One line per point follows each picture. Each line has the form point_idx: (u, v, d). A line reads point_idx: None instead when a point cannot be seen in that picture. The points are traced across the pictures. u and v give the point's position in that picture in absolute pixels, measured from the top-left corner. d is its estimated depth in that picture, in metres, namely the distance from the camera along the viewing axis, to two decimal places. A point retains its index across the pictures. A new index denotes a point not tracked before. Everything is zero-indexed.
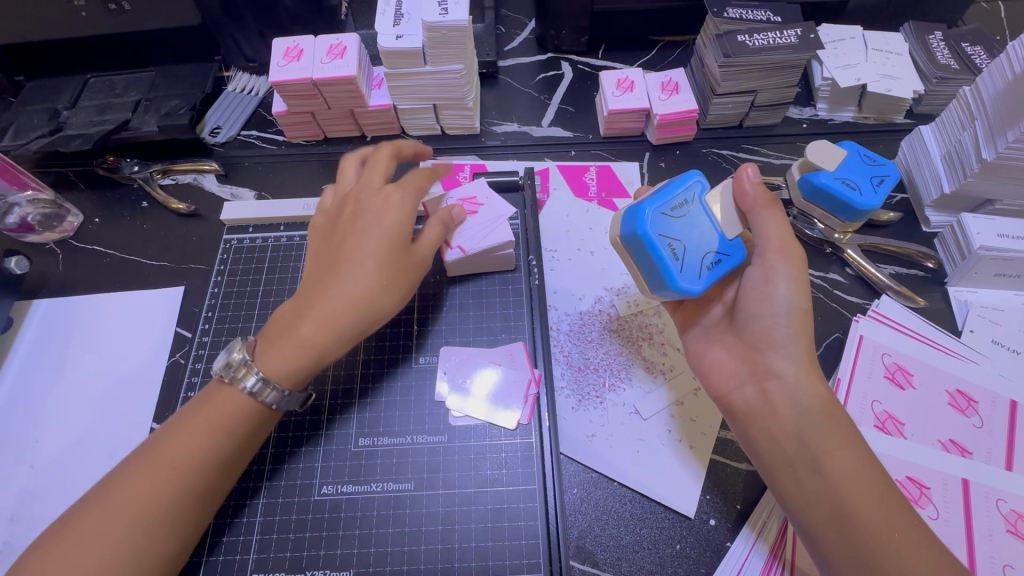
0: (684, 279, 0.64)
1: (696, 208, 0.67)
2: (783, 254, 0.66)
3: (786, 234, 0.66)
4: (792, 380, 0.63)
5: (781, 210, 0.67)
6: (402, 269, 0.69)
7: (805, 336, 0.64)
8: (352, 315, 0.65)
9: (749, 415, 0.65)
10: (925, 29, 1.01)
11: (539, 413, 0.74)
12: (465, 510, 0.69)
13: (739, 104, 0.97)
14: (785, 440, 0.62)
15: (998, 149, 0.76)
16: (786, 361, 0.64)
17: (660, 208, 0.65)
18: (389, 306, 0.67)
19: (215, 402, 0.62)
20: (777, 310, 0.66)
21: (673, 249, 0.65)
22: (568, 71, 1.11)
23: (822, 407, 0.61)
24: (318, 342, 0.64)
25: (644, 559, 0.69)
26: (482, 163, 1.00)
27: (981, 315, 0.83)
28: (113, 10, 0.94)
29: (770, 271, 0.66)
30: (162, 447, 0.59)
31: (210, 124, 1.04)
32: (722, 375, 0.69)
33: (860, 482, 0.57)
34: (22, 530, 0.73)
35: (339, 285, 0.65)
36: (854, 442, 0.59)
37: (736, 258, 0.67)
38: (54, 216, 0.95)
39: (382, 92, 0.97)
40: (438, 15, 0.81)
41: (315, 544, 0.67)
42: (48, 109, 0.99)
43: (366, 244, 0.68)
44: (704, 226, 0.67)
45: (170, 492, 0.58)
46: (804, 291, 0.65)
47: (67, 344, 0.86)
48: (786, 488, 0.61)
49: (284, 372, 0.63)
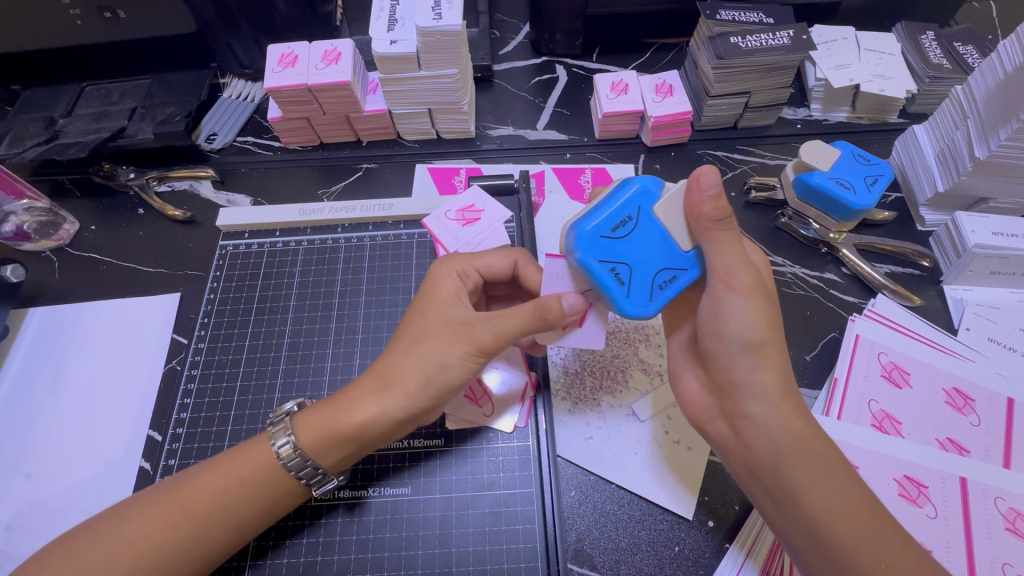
0: (633, 304, 0.59)
1: (642, 220, 0.59)
2: (728, 283, 0.57)
3: (736, 260, 0.57)
4: (763, 421, 0.58)
5: (731, 230, 0.57)
6: (444, 340, 0.62)
7: (769, 368, 0.58)
8: (384, 389, 0.61)
9: (725, 449, 0.63)
10: (916, 29, 1.02)
11: (536, 416, 0.75)
12: (463, 514, 0.69)
13: (733, 104, 0.97)
14: (764, 478, 0.59)
15: (992, 148, 0.76)
16: (752, 400, 0.59)
17: (599, 231, 0.58)
18: (418, 378, 0.61)
19: (244, 453, 0.62)
20: (732, 347, 0.59)
21: (618, 273, 0.58)
22: (563, 75, 1.12)
23: (799, 444, 0.58)
24: (350, 414, 0.61)
25: (643, 561, 0.68)
26: (477, 167, 1.01)
27: (977, 313, 0.83)
28: (109, 18, 0.94)
29: (720, 303, 0.58)
30: (187, 485, 0.60)
31: (206, 131, 1.04)
32: (695, 406, 0.67)
33: (849, 519, 0.55)
34: (19, 540, 0.72)
35: (383, 357, 0.64)
36: (832, 472, 0.57)
37: (691, 273, 0.60)
38: (50, 224, 0.95)
39: (377, 97, 0.98)
40: (432, 20, 0.81)
41: (313, 550, 0.67)
42: (44, 117, 0.99)
43: (411, 316, 0.66)
44: (652, 241, 0.59)
45: (178, 538, 0.58)
46: (762, 321, 0.57)
47: (63, 352, 0.86)
48: (772, 520, 0.60)
49: (316, 444, 0.61)
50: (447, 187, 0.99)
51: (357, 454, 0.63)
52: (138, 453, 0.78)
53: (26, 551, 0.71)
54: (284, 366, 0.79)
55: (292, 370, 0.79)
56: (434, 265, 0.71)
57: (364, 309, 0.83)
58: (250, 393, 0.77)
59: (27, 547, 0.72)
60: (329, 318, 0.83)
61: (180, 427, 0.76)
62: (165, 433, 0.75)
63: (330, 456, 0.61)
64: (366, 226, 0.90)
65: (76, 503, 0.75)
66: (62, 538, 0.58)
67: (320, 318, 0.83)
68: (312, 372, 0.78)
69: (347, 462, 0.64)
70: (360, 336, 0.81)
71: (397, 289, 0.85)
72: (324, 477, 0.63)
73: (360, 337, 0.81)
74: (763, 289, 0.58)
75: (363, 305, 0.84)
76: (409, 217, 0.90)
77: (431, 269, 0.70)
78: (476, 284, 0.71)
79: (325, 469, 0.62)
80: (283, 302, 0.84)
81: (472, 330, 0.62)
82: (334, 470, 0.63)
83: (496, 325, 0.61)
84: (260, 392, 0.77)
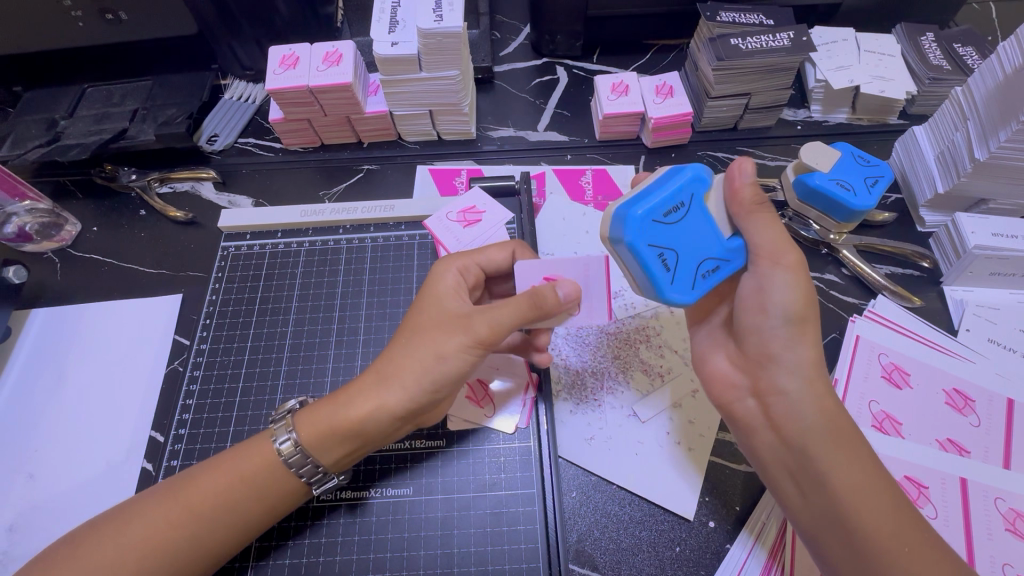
0: (674, 290, 0.59)
1: (694, 210, 0.60)
2: (774, 261, 0.59)
3: (782, 240, 0.59)
4: (797, 395, 0.59)
5: (771, 213, 0.60)
6: (443, 333, 0.62)
7: (807, 344, 0.59)
8: (384, 383, 0.61)
9: (751, 427, 0.64)
10: (916, 31, 1.03)
11: (537, 417, 0.75)
12: (465, 514, 0.69)
13: (733, 106, 0.98)
14: (790, 456, 0.60)
15: (991, 149, 0.76)
16: (789, 373, 0.60)
17: (652, 215, 0.57)
18: (417, 372, 0.61)
19: (246, 450, 0.62)
20: (772, 320, 0.60)
21: (665, 258, 0.58)
22: (564, 76, 1.12)
23: (829, 422, 0.58)
24: (348, 410, 0.61)
25: (644, 561, 0.69)
26: (477, 168, 1.01)
27: (977, 314, 0.83)
28: (111, 20, 0.94)
29: (764, 279, 0.60)
30: (191, 485, 0.60)
31: (207, 132, 1.05)
32: (722, 386, 0.68)
33: (874, 501, 0.55)
34: (21, 541, 0.72)
35: (383, 353, 0.64)
36: (861, 454, 0.57)
37: (733, 265, 0.61)
38: (52, 225, 0.96)
39: (378, 99, 0.98)
40: (432, 22, 0.81)
41: (314, 551, 0.67)
42: (46, 118, 0.99)
43: (412, 314, 0.66)
44: (701, 231, 0.60)
45: (179, 537, 0.58)
46: (805, 299, 0.59)
47: (65, 353, 0.86)
48: (792, 499, 0.60)
49: (317, 437, 0.61)
50: (448, 188, 0.99)
51: (352, 454, 0.64)
52: (140, 454, 0.78)
53: (29, 552, 0.72)
54: (286, 367, 0.79)
55: (294, 371, 0.79)
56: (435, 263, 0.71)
57: (364, 310, 0.83)
58: (252, 393, 0.78)
59: (30, 547, 0.72)
60: (330, 319, 0.83)
61: (182, 428, 0.76)
62: (167, 434, 0.75)
63: (328, 453, 0.62)
64: (367, 227, 0.90)
65: (79, 503, 0.75)
66: (65, 539, 0.58)
67: (322, 320, 0.83)
68: (314, 373, 0.78)
69: (346, 461, 0.64)
70: (361, 337, 0.81)
71: (398, 290, 0.85)
72: (325, 476, 0.63)
73: (361, 338, 0.81)
74: (808, 270, 0.60)
75: (365, 306, 0.84)
76: (410, 218, 0.90)
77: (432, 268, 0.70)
78: (475, 280, 0.71)
79: (325, 468, 0.62)
80: (284, 303, 0.84)
81: (469, 323, 0.62)
82: (334, 468, 0.63)
83: (492, 316, 0.62)
84: (262, 393, 0.78)
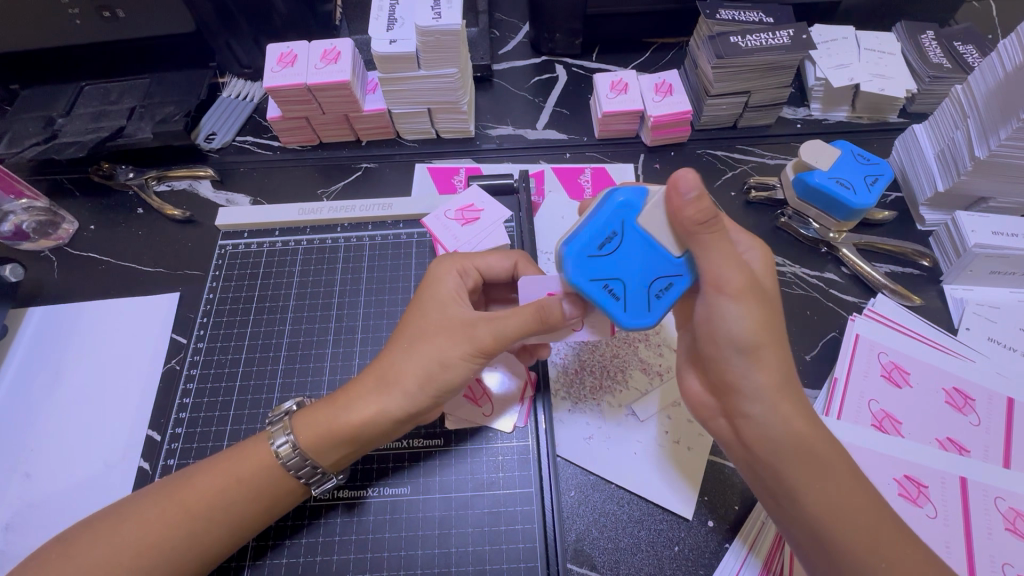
0: (631, 317, 0.57)
1: (629, 234, 0.57)
2: (719, 289, 0.57)
3: (727, 264, 0.56)
4: (761, 420, 0.58)
5: (722, 232, 0.55)
6: (447, 339, 0.62)
7: (765, 369, 0.57)
8: (384, 389, 0.61)
9: (728, 445, 0.64)
10: (916, 29, 1.02)
11: (536, 416, 0.74)
12: (462, 513, 0.69)
13: (732, 104, 0.97)
14: (764, 475, 0.60)
15: (992, 147, 0.76)
16: (748, 400, 0.58)
17: (585, 250, 0.56)
18: (419, 377, 0.61)
19: (243, 452, 0.62)
20: (727, 348, 0.58)
21: (611, 289, 0.57)
22: (563, 74, 1.12)
23: (795, 444, 0.57)
24: (349, 413, 0.61)
25: (642, 561, 0.68)
26: (476, 167, 1.01)
27: (977, 313, 0.83)
28: (107, 17, 0.94)
29: (714, 307, 0.58)
30: (187, 484, 0.60)
31: (205, 130, 1.04)
32: (698, 404, 0.68)
33: (844, 520, 0.54)
34: (17, 540, 0.72)
35: (384, 354, 0.64)
36: (830, 473, 0.56)
37: (685, 278, 0.58)
38: (49, 224, 0.95)
39: (377, 97, 0.98)
40: (431, 20, 0.81)
41: (312, 549, 0.66)
42: (42, 116, 0.99)
43: (410, 317, 0.66)
44: (643, 253, 0.57)
45: (176, 535, 0.57)
46: (759, 323, 0.56)
47: (61, 352, 0.86)
48: (773, 514, 0.61)
49: (315, 441, 0.61)
50: (446, 186, 0.99)
51: (354, 455, 0.64)
52: (136, 454, 0.78)
53: (24, 551, 0.71)
54: (283, 366, 0.79)
55: (291, 369, 0.79)
56: (434, 264, 0.71)
57: (363, 309, 0.83)
58: (249, 392, 0.77)
59: (26, 547, 0.71)
60: (328, 317, 0.83)
61: (178, 427, 0.75)
62: (165, 433, 0.75)
63: (328, 455, 0.62)
64: (365, 225, 0.90)
65: (74, 503, 0.74)
66: (60, 538, 0.58)
67: (319, 319, 0.83)
68: (311, 372, 0.78)
69: (347, 462, 0.64)
70: (358, 335, 0.81)
71: (396, 289, 0.85)
72: (324, 476, 0.63)
73: (359, 336, 0.81)
74: (757, 292, 0.56)
75: (363, 304, 0.84)
76: (408, 217, 0.89)
77: (430, 271, 0.70)
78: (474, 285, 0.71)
79: (325, 469, 0.62)
80: (282, 301, 0.84)
81: (473, 331, 0.62)
82: (334, 469, 0.63)
83: (496, 326, 0.61)
84: (259, 391, 0.77)
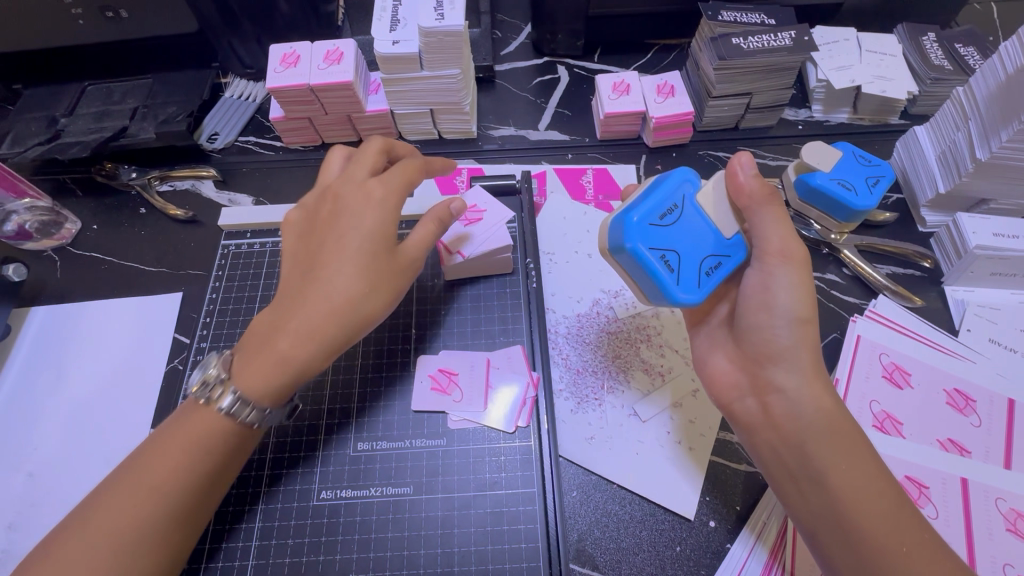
0: (682, 291, 0.62)
1: (686, 211, 0.64)
2: (785, 257, 0.61)
3: (787, 238, 0.62)
4: (796, 394, 0.60)
5: (780, 207, 0.63)
6: (380, 269, 0.64)
7: (807, 346, 0.61)
8: (332, 328, 0.61)
9: (752, 427, 0.64)
10: (918, 30, 1.03)
11: (538, 416, 0.74)
12: (465, 513, 0.69)
13: (734, 105, 0.98)
14: (789, 456, 0.60)
15: (992, 149, 0.77)
16: (788, 372, 0.61)
17: (648, 218, 0.62)
18: (363, 307, 0.63)
19: (187, 420, 0.59)
20: (777, 320, 0.62)
21: (667, 259, 0.62)
22: (565, 75, 1.12)
23: (828, 423, 0.58)
24: (300, 357, 0.61)
25: (644, 560, 0.69)
26: (479, 167, 1.01)
27: (978, 314, 0.83)
28: (111, 17, 0.94)
29: (769, 278, 0.62)
30: (139, 469, 0.57)
31: (208, 130, 1.05)
32: (724, 385, 0.68)
33: (870, 501, 0.54)
34: (21, 539, 0.72)
35: (311, 293, 0.62)
36: (860, 453, 0.57)
37: (736, 258, 0.64)
38: (52, 224, 0.95)
39: (379, 97, 0.98)
40: (434, 21, 0.81)
41: (315, 549, 0.67)
42: (45, 116, 0.99)
43: (338, 248, 0.64)
44: (697, 230, 0.64)
45: (141, 515, 0.55)
46: (808, 299, 0.61)
47: (64, 352, 0.86)
48: (789, 497, 0.60)
49: (264, 391, 0.60)
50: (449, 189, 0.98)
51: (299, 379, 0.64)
52: None
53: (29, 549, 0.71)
54: None
55: None
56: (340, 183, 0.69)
57: None
58: None
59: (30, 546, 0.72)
60: None
61: None
62: None
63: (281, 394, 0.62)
64: None
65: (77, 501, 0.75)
66: None
67: None
68: None
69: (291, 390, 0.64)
70: None
71: None
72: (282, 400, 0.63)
73: None
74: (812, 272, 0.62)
75: None
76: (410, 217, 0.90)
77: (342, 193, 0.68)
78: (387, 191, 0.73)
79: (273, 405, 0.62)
80: None
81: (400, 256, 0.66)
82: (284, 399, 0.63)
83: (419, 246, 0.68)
84: None
